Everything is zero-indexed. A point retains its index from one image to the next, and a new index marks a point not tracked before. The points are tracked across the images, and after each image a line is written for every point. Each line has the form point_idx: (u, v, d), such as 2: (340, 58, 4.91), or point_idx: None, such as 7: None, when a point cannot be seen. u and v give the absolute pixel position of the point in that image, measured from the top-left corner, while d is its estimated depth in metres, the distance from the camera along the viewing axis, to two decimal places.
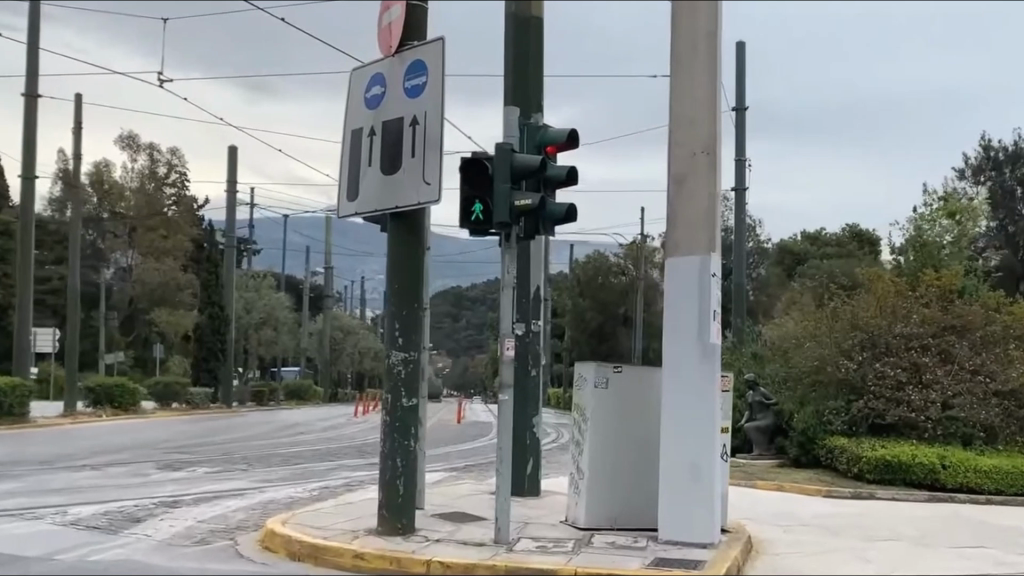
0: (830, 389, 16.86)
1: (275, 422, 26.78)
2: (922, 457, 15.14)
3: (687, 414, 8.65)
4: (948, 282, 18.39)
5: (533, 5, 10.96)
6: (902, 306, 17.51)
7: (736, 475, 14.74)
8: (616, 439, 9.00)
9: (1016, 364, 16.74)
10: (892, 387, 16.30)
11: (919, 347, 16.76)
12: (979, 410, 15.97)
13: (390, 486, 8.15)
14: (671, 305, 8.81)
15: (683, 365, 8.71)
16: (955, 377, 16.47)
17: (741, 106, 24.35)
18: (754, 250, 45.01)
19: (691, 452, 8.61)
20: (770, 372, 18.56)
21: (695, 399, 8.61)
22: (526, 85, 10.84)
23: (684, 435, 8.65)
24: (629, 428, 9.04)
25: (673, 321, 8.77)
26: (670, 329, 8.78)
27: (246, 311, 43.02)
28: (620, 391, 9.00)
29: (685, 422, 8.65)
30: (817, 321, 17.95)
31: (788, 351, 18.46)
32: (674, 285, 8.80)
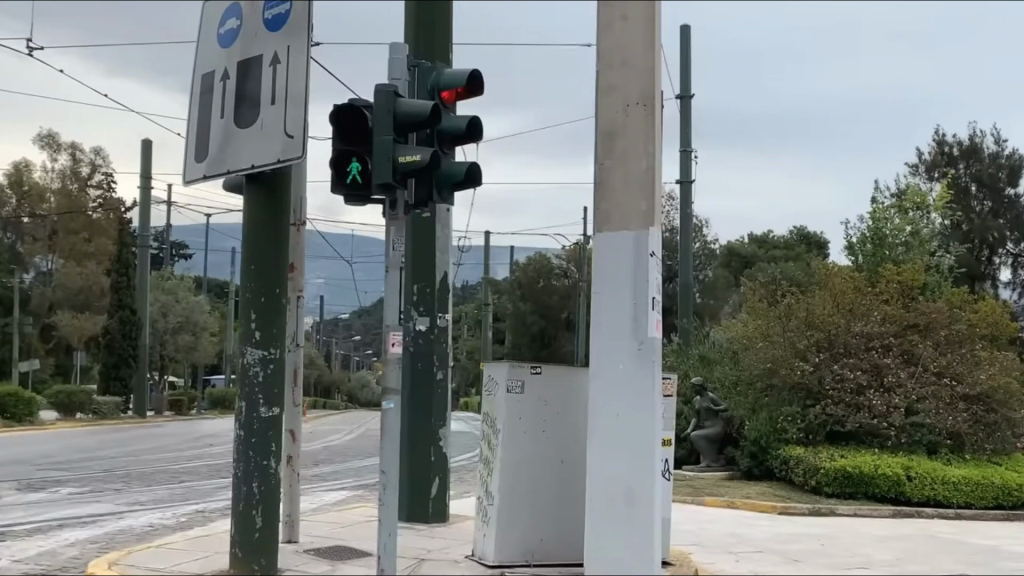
0: (784, 393, 15.23)
1: (186, 432, 24.91)
2: (885, 468, 13.59)
3: (622, 424, 7.04)
4: (909, 278, 16.94)
5: None
6: (862, 302, 15.99)
7: (681, 490, 13.10)
8: (533, 456, 7.35)
9: (984, 365, 15.36)
10: (853, 390, 14.75)
11: (880, 347, 15.26)
12: (945, 415, 14.55)
13: (245, 517, 6.56)
14: (598, 290, 7.18)
15: (615, 365, 7.09)
16: (919, 379, 15.01)
17: (685, 94, 22.84)
18: (700, 251, 43.64)
19: (626, 469, 6.99)
20: (718, 379, 16.89)
21: (631, 406, 7.00)
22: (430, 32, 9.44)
23: (617, 450, 7.03)
24: (547, 444, 7.40)
25: (602, 310, 7.15)
26: (598, 321, 7.16)
27: (162, 315, 41.38)
28: (537, 395, 7.38)
29: (618, 434, 7.03)
30: (767, 319, 16.35)
31: (737, 353, 16.86)
32: (602, 264, 7.16)
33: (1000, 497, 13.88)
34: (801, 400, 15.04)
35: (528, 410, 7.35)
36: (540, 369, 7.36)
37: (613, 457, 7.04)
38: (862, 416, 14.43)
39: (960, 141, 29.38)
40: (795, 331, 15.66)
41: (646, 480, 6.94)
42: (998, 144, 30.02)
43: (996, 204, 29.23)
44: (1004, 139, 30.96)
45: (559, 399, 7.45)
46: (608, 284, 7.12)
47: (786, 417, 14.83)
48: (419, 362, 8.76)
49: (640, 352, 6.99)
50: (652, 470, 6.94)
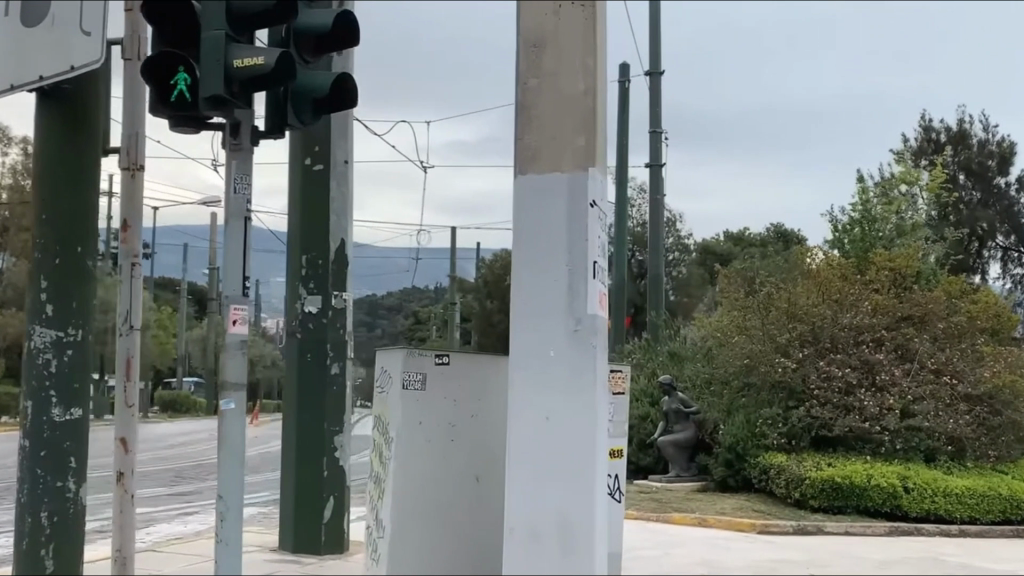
0: (763, 393, 13.44)
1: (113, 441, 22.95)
2: (879, 478, 11.86)
3: (553, 431, 5.27)
4: (903, 265, 15.25)
5: None
6: (851, 290, 14.26)
7: (644, 505, 11.32)
8: (439, 472, 5.61)
9: (988, 362, 13.76)
10: (842, 391, 13.00)
11: (871, 343, 13.55)
12: (945, 418, 12.91)
13: (32, 543, 5.71)
14: (519, 251, 5.38)
15: (541, 350, 5.32)
16: (916, 378, 13.36)
17: (654, 71, 21.07)
18: (675, 247, 41.85)
19: (560, 491, 5.23)
20: (687, 381, 15.02)
21: (565, 407, 5.25)
22: None
23: (545, 465, 5.27)
24: (456, 457, 5.67)
25: (526, 278, 5.35)
26: (519, 292, 5.37)
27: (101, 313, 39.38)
28: (442, 392, 5.63)
29: (547, 445, 5.27)
30: (744, 311, 14.61)
31: (711, 349, 15.07)
32: (524, 218, 5.36)
33: (1008, 510, 12.29)
34: (782, 401, 13.24)
35: (430, 411, 5.59)
36: (446, 358, 5.63)
37: (540, 473, 5.27)
38: (851, 418, 12.67)
39: (947, 127, 27.72)
40: (775, 324, 13.87)
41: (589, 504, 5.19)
42: (986, 132, 28.38)
43: (985, 195, 27.58)
44: (993, 127, 29.26)
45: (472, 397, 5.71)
46: (532, 245, 5.33)
47: (767, 421, 12.96)
48: (309, 354, 7.02)
49: (577, 335, 5.24)
50: (593, 491, 5.20)
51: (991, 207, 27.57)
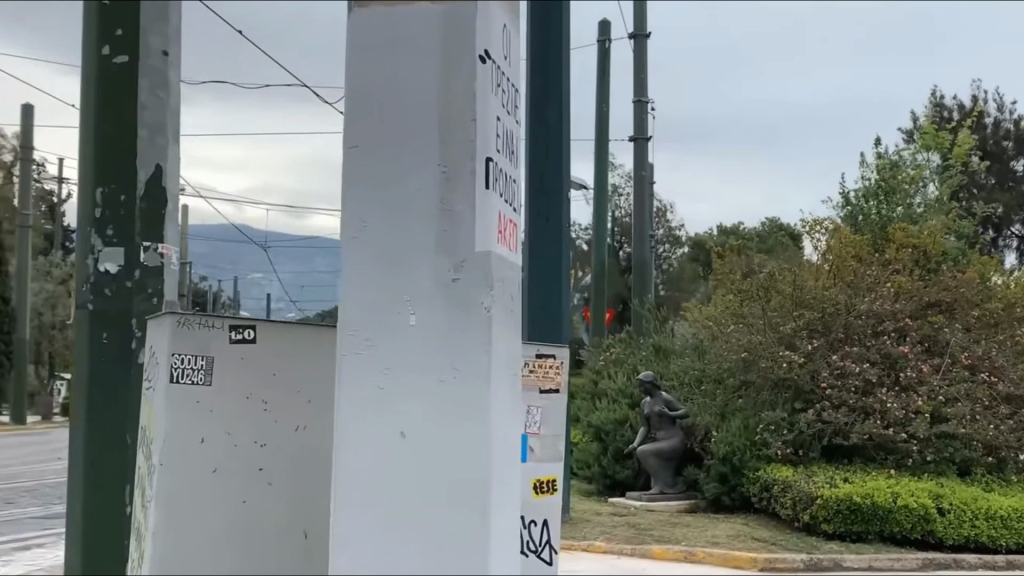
0: (762, 394, 11.17)
1: (24, 452, 20.19)
2: (908, 498, 9.61)
3: (411, 452, 4.04)
4: (930, 244, 13.06)
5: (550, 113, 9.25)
6: (868, 270, 12.04)
7: (616, 529, 8.96)
8: (222, 478, 4.91)
9: None
10: (859, 390, 10.74)
11: (895, 333, 11.31)
12: (985, 425, 10.78)
13: None
14: (356, 145, 4.21)
15: (394, 308, 4.11)
16: (946, 375, 11.23)
17: (640, 33, 18.69)
18: (666, 238, 39.52)
19: (435, 516, 4.00)
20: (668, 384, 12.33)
21: (428, 407, 4.03)
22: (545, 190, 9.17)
23: (408, 486, 4.03)
24: (247, 464, 4.99)
25: (373, 199, 4.18)
26: (359, 211, 4.19)
27: (49, 308, 36.59)
28: (231, 379, 5.03)
29: (409, 463, 4.04)
30: (739, 296, 12.32)
31: (699, 341, 12.67)
32: (372, 121, 4.19)
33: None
34: (785, 404, 10.96)
35: (217, 406, 4.97)
36: (248, 335, 5.09)
37: (404, 500, 4.03)
38: (871, 423, 10.41)
39: (959, 104, 25.45)
40: (777, 312, 11.60)
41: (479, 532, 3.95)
42: (1001, 110, 26.18)
43: (1000, 177, 25.35)
44: (1007, 105, 26.99)
45: (282, 388, 5.11)
46: (377, 152, 4.17)
47: (767, 426, 10.57)
48: (106, 334, 5.47)
49: (459, 285, 4.05)
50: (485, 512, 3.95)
51: (1009, 191, 25.41)
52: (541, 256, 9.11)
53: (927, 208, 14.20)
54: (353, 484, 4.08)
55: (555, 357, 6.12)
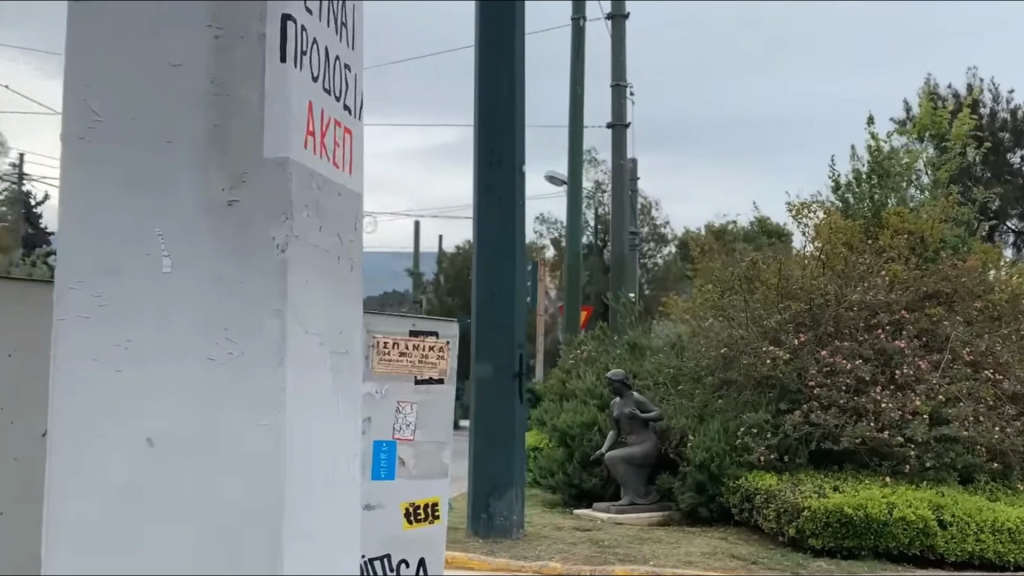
0: (744, 393, 10.13)
1: None
2: (905, 508, 8.58)
3: (167, 457, 3.08)
4: (929, 230, 11.95)
5: (502, 76, 7.91)
6: (860, 258, 11.02)
7: (574, 543, 7.71)
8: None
9: None
10: (851, 390, 9.72)
11: (890, 326, 10.27)
12: (989, 426, 9.77)
13: None
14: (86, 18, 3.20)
15: (138, 251, 3.14)
16: (945, 373, 10.23)
17: (616, 15, 17.58)
18: (649, 237, 38.41)
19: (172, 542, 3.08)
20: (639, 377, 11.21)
21: (188, 393, 3.09)
22: (499, 165, 7.88)
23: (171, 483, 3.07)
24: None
25: (114, 108, 3.17)
26: (99, 102, 3.17)
27: None
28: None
29: (151, 475, 3.09)
30: (721, 286, 11.26)
31: (675, 336, 11.59)
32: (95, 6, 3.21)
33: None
34: (768, 403, 9.91)
35: None
36: None
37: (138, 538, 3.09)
38: (865, 425, 9.39)
39: (952, 94, 24.46)
40: (761, 303, 10.58)
41: (266, 554, 3.04)
42: (997, 101, 25.24)
43: (995, 171, 24.38)
44: (1002, 97, 26.04)
45: None
46: (130, 37, 3.18)
47: (748, 429, 9.51)
48: None
49: (239, 204, 3.11)
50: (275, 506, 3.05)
51: (1006, 184, 24.44)
52: (492, 237, 7.86)
53: (926, 193, 13.11)
54: (86, 515, 3.11)
55: (436, 335, 5.54)
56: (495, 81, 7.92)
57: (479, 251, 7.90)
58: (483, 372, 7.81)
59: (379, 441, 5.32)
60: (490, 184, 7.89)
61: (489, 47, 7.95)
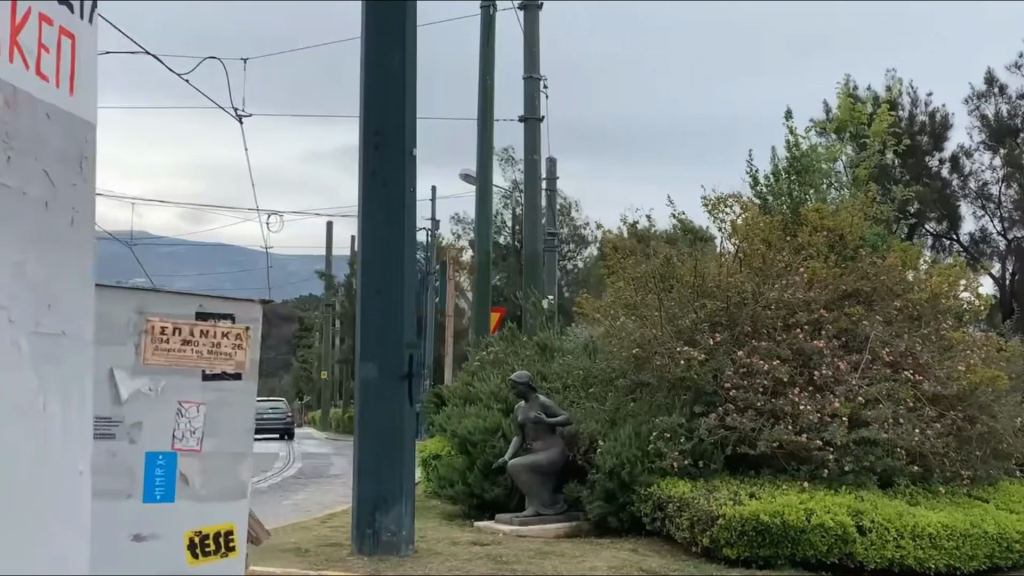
0: (656, 396, 9.59)
1: None
2: (823, 514, 8.14)
3: None
4: (849, 227, 11.51)
5: (390, 50, 7.21)
6: (777, 255, 10.57)
7: (471, 558, 7.18)
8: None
9: (960, 358, 10.52)
10: (769, 392, 9.26)
11: (808, 326, 9.83)
12: (911, 428, 9.37)
13: None
14: None
15: None
16: (865, 373, 9.82)
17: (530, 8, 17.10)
18: (570, 239, 38.01)
19: None
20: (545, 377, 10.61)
21: None
22: (388, 149, 7.20)
23: None
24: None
25: None
26: None
27: None
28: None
29: None
30: (631, 283, 10.76)
31: (586, 336, 11.10)
32: None
33: (995, 555, 8.80)
34: (681, 406, 9.39)
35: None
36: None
37: None
38: (783, 428, 8.93)
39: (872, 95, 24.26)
40: (675, 301, 10.06)
41: None
42: (917, 102, 25.12)
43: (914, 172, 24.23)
44: (922, 98, 25.92)
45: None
46: None
47: (660, 433, 9.02)
48: None
49: None
50: None
51: (926, 186, 24.31)
52: (380, 225, 7.18)
53: (845, 190, 12.74)
54: None
55: (240, 326, 5.72)
56: (383, 56, 7.22)
57: (364, 240, 7.21)
58: (368, 374, 7.13)
59: (154, 454, 5.54)
60: (376, 167, 7.20)
61: (378, 16, 7.22)
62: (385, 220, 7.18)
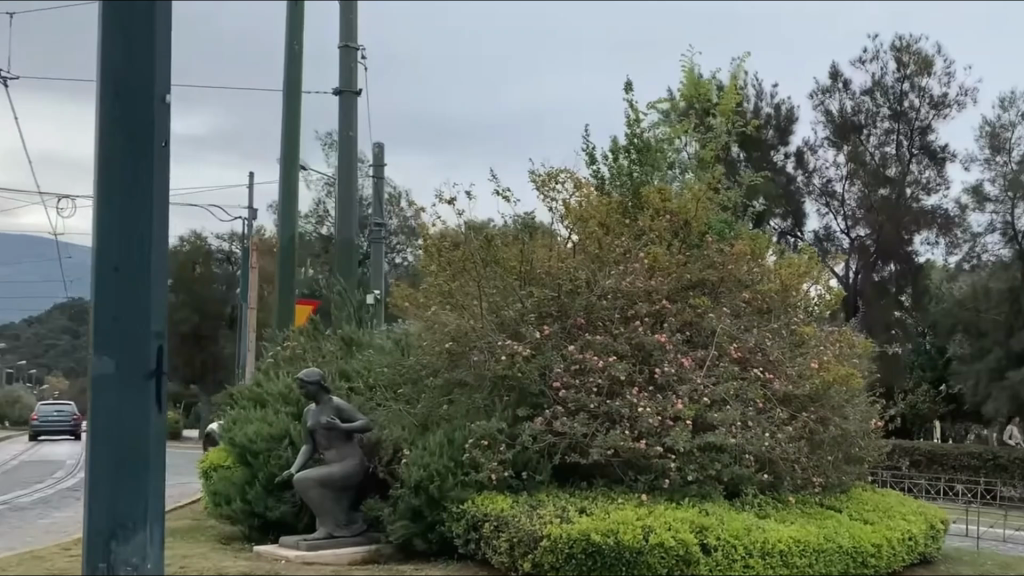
0: (473, 396, 8.25)
1: None
2: (663, 531, 7.02)
3: None
4: (696, 210, 10.33)
5: None
6: (616, 238, 9.37)
7: None
8: None
9: (810, 356, 9.51)
10: (604, 393, 8.08)
11: (650, 318, 8.70)
12: (761, 432, 8.30)
13: None
14: None
15: None
16: (711, 373, 8.73)
17: None
18: (399, 232, 36.48)
19: None
20: (343, 376, 9.20)
21: None
22: (140, 101, 5.83)
23: None
24: None
25: None
26: None
27: None
28: None
29: None
30: (437, 260, 9.41)
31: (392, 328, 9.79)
32: None
33: (849, 572, 7.79)
34: (503, 408, 8.10)
35: None
36: None
37: None
38: (619, 433, 7.74)
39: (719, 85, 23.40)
40: (497, 288, 8.80)
41: None
42: (761, 94, 24.35)
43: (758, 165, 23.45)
44: (767, 90, 25.16)
45: None
46: None
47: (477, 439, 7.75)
48: None
49: None
50: None
51: (771, 179, 23.56)
52: (121, 192, 5.81)
53: (688, 172, 11.63)
54: None
55: None
56: None
57: (100, 208, 5.82)
58: (102, 371, 5.80)
59: None
60: (120, 122, 5.82)
61: None
62: (135, 188, 5.83)
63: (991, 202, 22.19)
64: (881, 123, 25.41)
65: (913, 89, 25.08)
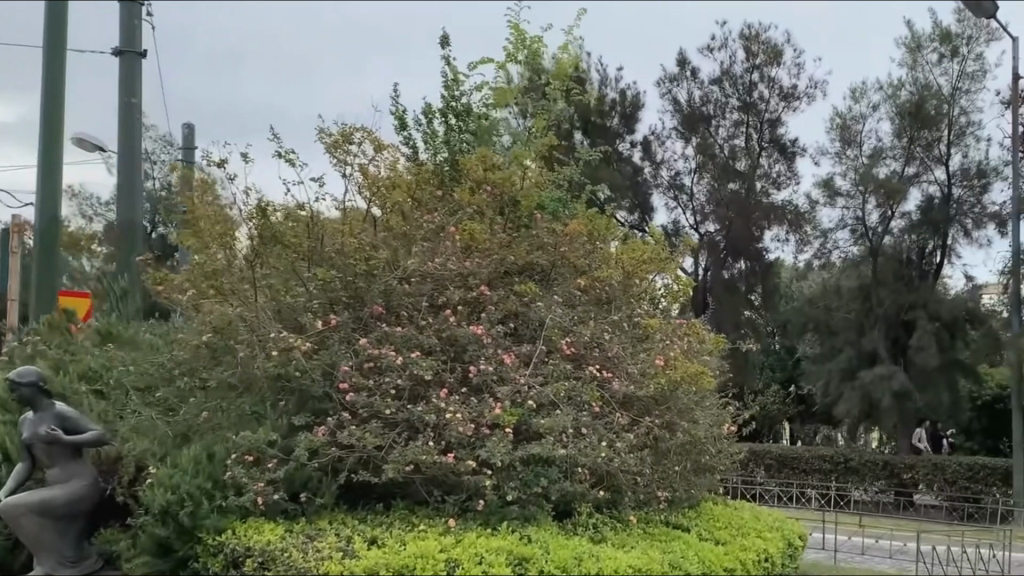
0: (241, 402, 6.76)
1: None
2: (470, 567, 5.57)
3: None
4: (521, 186, 8.92)
5: None
6: (425, 214, 7.92)
7: None
8: None
9: (653, 351, 8.16)
10: (404, 397, 6.62)
11: (464, 306, 7.25)
12: (594, 441, 6.91)
13: None
14: None
15: None
16: (536, 371, 7.32)
17: None
18: None
19: None
20: (83, 377, 7.60)
21: None
22: None
23: None
24: None
25: None
26: None
27: None
28: None
29: None
30: (193, 233, 7.75)
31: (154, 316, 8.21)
32: None
33: None
34: (276, 416, 6.64)
35: None
36: None
37: None
38: (420, 445, 6.29)
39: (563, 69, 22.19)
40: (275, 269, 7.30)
41: None
42: (606, 80, 23.14)
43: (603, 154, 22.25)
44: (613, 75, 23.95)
45: None
46: None
47: (244, 455, 6.22)
48: None
49: None
50: None
51: (617, 170, 22.38)
52: None
53: (518, 143, 10.23)
54: None
55: None
56: None
57: None
58: None
59: None
60: None
61: None
62: None
63: (842, 196, 21.26)
64: (730, 115, 24.38)
65: (763, 80, 24.18)
